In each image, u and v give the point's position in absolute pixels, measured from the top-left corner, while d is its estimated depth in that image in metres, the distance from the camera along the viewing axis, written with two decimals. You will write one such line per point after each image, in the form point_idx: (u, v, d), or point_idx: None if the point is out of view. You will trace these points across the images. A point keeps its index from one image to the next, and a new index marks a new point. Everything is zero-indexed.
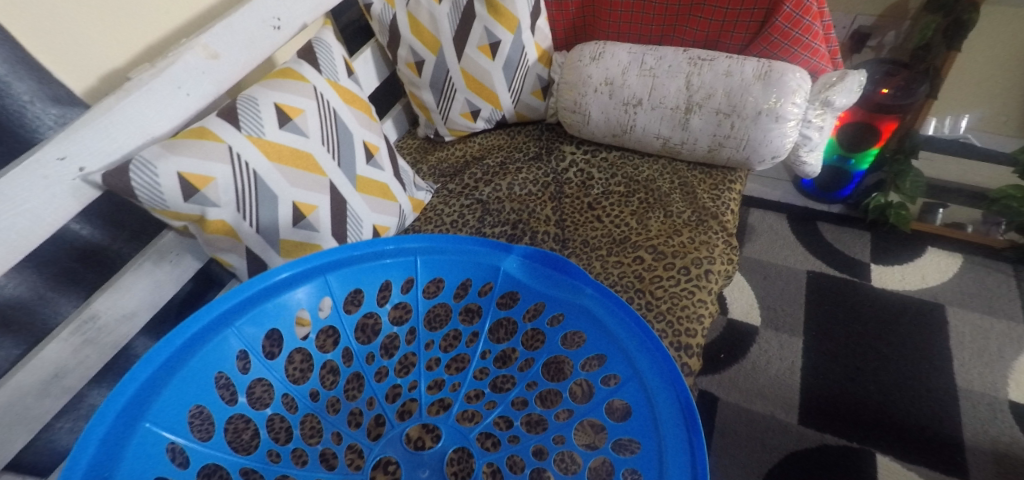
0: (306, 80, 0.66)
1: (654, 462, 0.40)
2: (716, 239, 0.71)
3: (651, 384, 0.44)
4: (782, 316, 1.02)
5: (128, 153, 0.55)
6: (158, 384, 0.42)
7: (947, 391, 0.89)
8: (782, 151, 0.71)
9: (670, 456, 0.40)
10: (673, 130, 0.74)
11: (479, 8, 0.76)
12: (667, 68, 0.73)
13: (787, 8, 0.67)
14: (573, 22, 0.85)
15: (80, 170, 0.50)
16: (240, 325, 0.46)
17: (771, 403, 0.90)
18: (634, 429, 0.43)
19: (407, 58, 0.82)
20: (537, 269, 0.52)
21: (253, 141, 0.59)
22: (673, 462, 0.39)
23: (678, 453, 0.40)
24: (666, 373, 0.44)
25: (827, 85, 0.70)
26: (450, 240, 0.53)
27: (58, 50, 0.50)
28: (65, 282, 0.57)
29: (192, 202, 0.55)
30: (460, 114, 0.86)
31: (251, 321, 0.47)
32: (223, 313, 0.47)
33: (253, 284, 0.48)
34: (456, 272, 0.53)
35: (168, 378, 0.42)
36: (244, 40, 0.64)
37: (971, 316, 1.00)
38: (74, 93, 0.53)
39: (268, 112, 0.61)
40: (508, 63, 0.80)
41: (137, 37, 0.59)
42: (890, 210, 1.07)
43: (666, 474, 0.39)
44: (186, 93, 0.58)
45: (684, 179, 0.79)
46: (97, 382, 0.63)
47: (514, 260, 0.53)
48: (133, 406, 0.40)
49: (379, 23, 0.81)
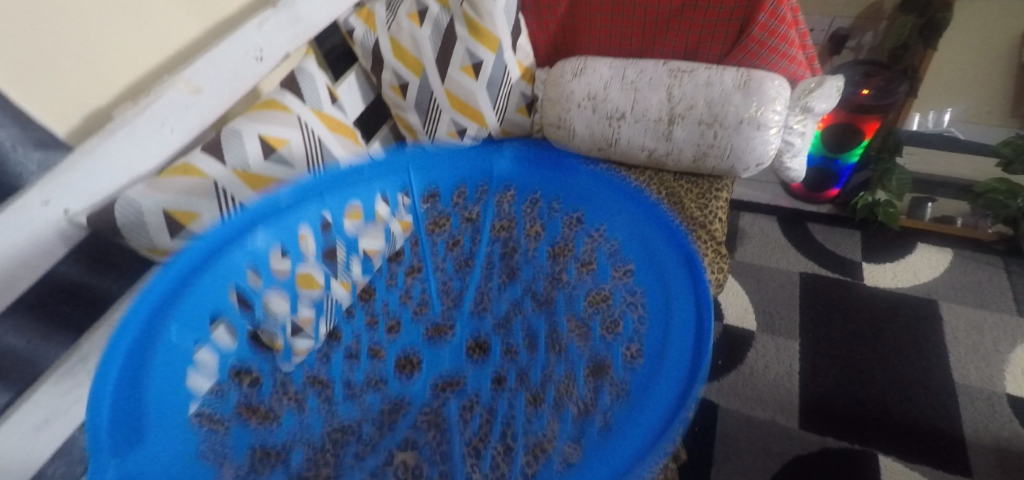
0: (289, 109, 0.67)
1: (664, 339, 0.51)
2: (705, 249, 0.71)
3: (672, 289, 0.55)
4: (777, 319, 1.02)
5: (112, 192, 0.54)
6: (175, 296, 0.54)
7: (945, 387, 0.90)
8: (765, 158, 0.71)
9: (671, 337, 0.49)
10: (657, 142, 0.75)
11: (462, 30, 0.77)
12: (649, 80, 0.74)
13: (762, 19, 0.69)
14: (554, 39, 0.86)
15: (65, 212, 0.50)
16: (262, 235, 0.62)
17: (771, 408, 0.90)
18: (650, 315, 0.55)
19: (391, 81, 0.83)
20: (528, 167, 0.77)
21: (237, 174, 0.61)
22: (675, 343, 0.49)
23: (682, 336, 0.49)
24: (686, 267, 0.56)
25: (805, 91, 0.70)
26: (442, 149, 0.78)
27: (39, 93, 0.50)
28: (53, 324, 0.56)
29: (179, 237, 0.57)
30: (445, 133, 0.86)
31: (264, 233, 0.62)
32: (233, 232, 0.60)
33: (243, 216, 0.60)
34: (455, 159, 0.80)
35: (185, 290, 0.55)
36: (227, 73, 0.64)
37: (965, 310, 1.00)
38: (54, 134, 0.52)
39: (252, 144, 0.63)
40: (491, 82, 0.80)
41: (117, 75, 0.59)
42: (878, 208, 1.08)
43: (666, 346, 0.50)
44: (169, 129, 0.59)
45: (671, 189, 0.79)
46: (88, 423, 0.63)
47: (508, 160, 0.78)
48: (162, 306, 0.53)
49: (361, 47, 0.83)
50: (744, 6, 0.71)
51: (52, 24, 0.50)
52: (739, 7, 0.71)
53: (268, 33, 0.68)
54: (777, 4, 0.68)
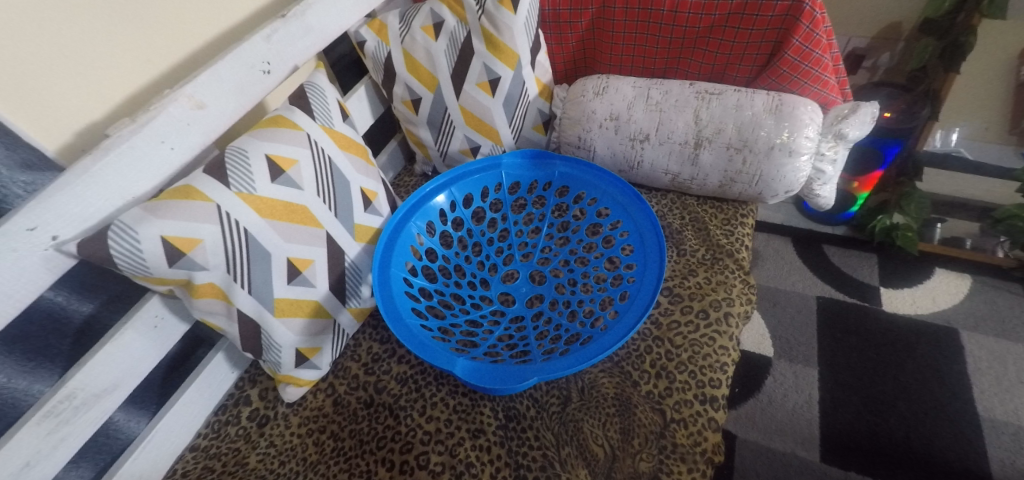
0: (299, 127, 0.62)
1: (640, 235, 0.70)
2: (733, 279, 0.68)
3: (629, 207, 0.72)
4: (795, 346, 1.02)
5: (107, 216, 0.50)
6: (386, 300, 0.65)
7: (969, 422, 0.89)
8: (796, 185, 0.68)
9: (631, 209, 0.72)
10: (682, 166, 0.72)
11: (479, 44, 0.74)
12: (674, 102, 0.70)
13: (796, 41, 0.66)
14: (572, 55, 0.84)
15: (53, 240, 0.46)
16: (400, 241, 0.71)
17: (791, 440, 0.90)
18: (616, 214, 0.73)
19: (403, 96, 0.80)
20: (529, 159, 0.79)
21: (243, 198, 0.55)
22: (634, 210, 0.72)
23: (645, 222, 0.70)
24: (629, 194, 0.73)
25: (839, 117, 0.68)
26: (463, 167, 0.78)
27: (30, 110, 0.46)
28: (38, 360, 0.52)
29: (177, 267, 0.51)
30: (458, 150, 0.83)
31: (399, 248, 0.71)
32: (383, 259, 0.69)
33: (388, 247, 0.70)
34: (476, 182, 0.79)
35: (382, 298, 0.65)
36: (232, 87, 0.60)
37: (986, 340, 0.99)
38: (47, 154, 0.48)
39: (259, 164, 0.57)
40: (509, 99, 0.77)
41: (116, 88, 0.54)
42: (896, 232, 1.05)
43: (645, 238, 0.69)
44: (170, 147, 0.54)
45: (695, 214, 0.77)
46: (75, 464, 0.58)
47: (512, 157, 0.79)
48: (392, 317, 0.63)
49: (372, 61, 0.79)
50: (778, 28, 0.67)
51: (37, 32, 0.45)
52: (772, 29, 0.68)
53: (277, 44, 0.64)
54: (812, 27, 0.64)
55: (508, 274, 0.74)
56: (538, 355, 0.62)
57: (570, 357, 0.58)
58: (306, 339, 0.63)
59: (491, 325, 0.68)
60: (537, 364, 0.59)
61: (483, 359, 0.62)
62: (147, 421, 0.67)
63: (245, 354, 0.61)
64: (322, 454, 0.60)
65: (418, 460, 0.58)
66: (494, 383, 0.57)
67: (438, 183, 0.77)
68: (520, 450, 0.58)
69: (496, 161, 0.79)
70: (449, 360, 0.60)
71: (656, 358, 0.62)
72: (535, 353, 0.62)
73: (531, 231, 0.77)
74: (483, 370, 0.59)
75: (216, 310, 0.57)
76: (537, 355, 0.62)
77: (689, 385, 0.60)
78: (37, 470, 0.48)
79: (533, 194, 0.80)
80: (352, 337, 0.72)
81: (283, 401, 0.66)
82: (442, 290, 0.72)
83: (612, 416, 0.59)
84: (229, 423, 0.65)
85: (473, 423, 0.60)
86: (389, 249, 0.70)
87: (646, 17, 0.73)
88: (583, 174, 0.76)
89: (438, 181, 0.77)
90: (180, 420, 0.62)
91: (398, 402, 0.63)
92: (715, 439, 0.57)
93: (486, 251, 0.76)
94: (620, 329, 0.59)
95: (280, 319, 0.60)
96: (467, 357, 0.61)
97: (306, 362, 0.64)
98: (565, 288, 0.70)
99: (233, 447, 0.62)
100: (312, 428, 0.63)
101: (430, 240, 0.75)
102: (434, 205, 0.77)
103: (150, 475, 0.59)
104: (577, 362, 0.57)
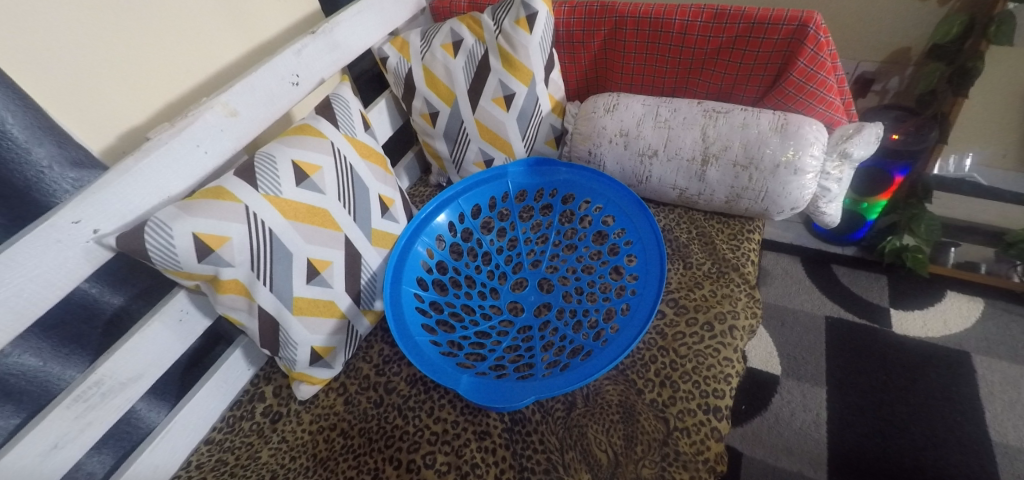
0: (324, 136, 0.66)
1: (645, 245, 0.72)
2: (738, 292, 0.70)
3: (633, 216, 0.74)
4: (803, 365, 1.02)
5: (143, 213, 0.53)
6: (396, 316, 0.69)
7: (982, 447, 0.88)
8: (801, 202, 0.70)
9: (635, 219, 0.74)
10: (689, 181, 0.74)
11: (496, 62, 0.77)
12: (682, 119, 0.73)
13: (801, 64, 0.68)
14: (584, 74, 0.88)
15: (95, 233, 0.49)
16: (410, 257, 0.74)
17: (798, 459, 0.89)
18: (621, 222, 0.75)
19: (422, 109, 0.84)
20: (535, 170, 0.81)
21: (269, 199, 0.59)
22: (638, 220, 0.73)
23: (650, 232, 0.72)
24: (633, 202, 0.75)
25: (844, 137, 0.69)
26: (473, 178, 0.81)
27: (80, 111, 0.50)
28: (72, 346, 0.55)
29: (206, 263, 0.54)
30: (473, 162, 0.86)
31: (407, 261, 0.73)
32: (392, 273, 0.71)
33: (399, 260, 0.73)
34: (485, 193, 0.81)
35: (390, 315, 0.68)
36: (264, 96, 0.64)
37: (999, 365, 0.98)
38: (92, 153, 0.52)
39: (286, 170, 0.61)
40: (522, 114, 0.80)
41: (157, 94, 0.58)
42: (907, 253, 1.06)
43: (648, 249, 0.71)
44: (204, 151, 0.58)
45: (701, 229, 0.79)
46: (97, 449, 0.61)
47: (519, 168, 0.81)
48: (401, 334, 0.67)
49: (394, 75, 0.83)
50: (783, 51, 0.70)
51: (90, 40, 0.49)
52: (778, 51, 0.71)
53: (306, 58, 0.69)
54: (816, 50, 0.67)
55: (517, 283, 0.76)
56: (541, 370, 0.64)
57: (568, 374, 0.60)
58: (322, 338, 0.65)
59: (500, 335, 0.70)
60: (536, 381, 0.61)
61: (487, 374, 0.64)
62: (166, 412, 0.70)
63: (263, 350, 0.64)
64: (332, 451, 0.62)
65: (424, 459, 0.59)
66: (491, 400, 0.60)
67: (448, 197, 0.80)
68: (525, 453, 0.59)
69: (502, 171, 0.81)
70: (454, 377, 0.62)
71: (661, 367, 0.63)
72: (540, 366, 0.64)
73: (538, 239, 0.80)
74: (485, 387, 0.62)
75: (239, 306, 0.59)
76: (540, 370, 0.64)
77: (693, 395, 0.60)
78: (64, 450, 0.51)
79: (540, 203, 0.82)
80: (364, 339, 0.74)
81: (297, 399, 0.68)
82: (451, 302, 0.74)
83: (617, 422, 0.60)
84: (243, 418, 0.67)
85: (479, 425, 0.62)
86: (399, 263, 0.73)
87: (655, 39, 0.76)
88: (586, 181, 0.78)
89: (447, 196, 0.80)
90: (198, 412, 0.64)
91: (407, 402, 0.65)
92: (718, 448, 0.57)
93: (496, 260, 0.78)
94: (616, 349, 0.61)
95: (298, 317, 0.62)
96: (473, 374, 0.64)
97: (320, 361, 0.67)
98: (571, 297, 0.72)
99: (246, 442, 0.64)
100: (323, 425, 0.65)
101: (438, 252, 0.77)
102: (439, 224, 0.78)
103: (167, 464, 0.61)
104: (575, 381, 0.59)
